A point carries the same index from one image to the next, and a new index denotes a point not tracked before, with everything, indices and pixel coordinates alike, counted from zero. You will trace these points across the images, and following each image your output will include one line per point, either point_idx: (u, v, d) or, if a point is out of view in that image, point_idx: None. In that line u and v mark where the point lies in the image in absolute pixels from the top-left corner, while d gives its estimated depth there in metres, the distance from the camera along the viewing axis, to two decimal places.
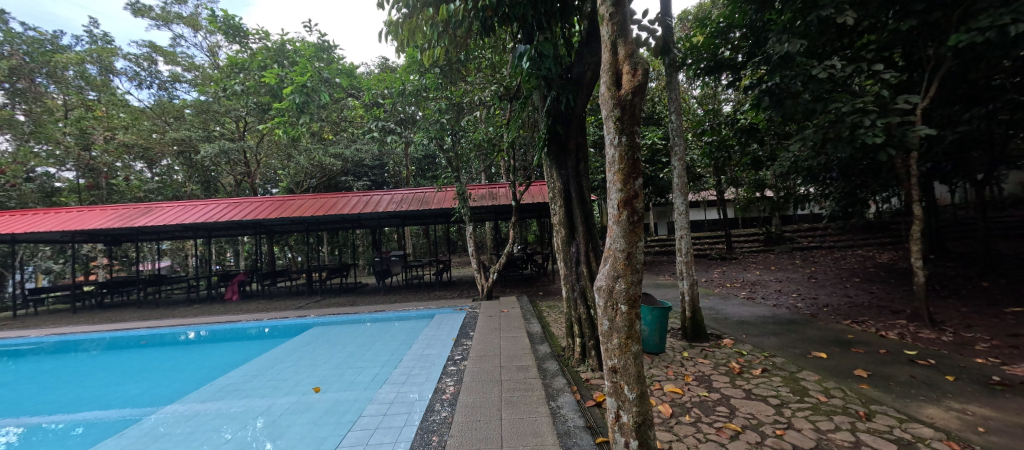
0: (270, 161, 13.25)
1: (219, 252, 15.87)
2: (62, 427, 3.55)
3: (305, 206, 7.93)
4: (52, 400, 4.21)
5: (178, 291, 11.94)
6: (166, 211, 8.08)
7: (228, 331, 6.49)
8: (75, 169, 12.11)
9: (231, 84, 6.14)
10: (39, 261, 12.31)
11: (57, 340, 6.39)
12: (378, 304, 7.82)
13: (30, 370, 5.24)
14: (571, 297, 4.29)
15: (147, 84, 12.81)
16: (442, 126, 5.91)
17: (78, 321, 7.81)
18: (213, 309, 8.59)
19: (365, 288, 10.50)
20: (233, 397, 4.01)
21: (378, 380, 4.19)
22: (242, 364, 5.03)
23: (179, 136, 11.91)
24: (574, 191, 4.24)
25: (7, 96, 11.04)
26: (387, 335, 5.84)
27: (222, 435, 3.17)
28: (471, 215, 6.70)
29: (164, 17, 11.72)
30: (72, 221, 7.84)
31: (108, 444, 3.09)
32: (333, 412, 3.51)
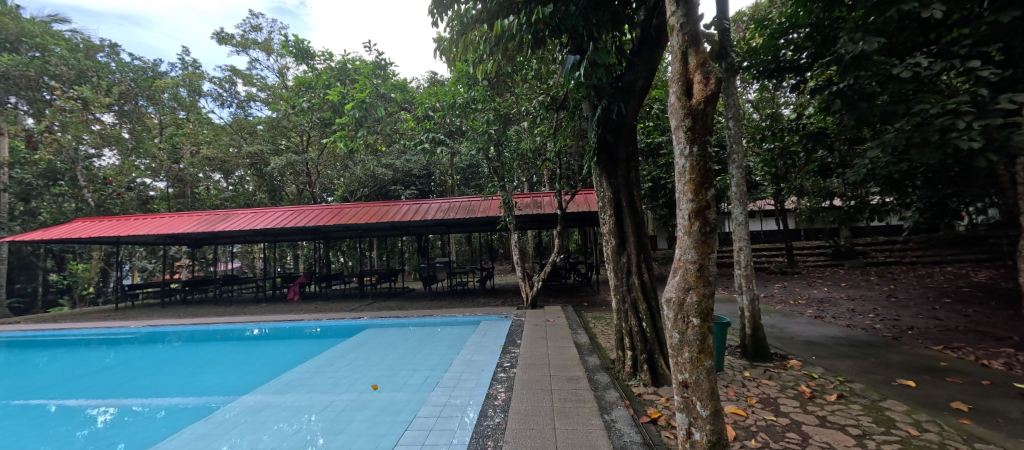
0: (326, 173, 14.07)
1: (281, 255, 17.21)
2: (155, 409, 3.99)
3: (359, 213, 8.36)
4: (147, 385, 4.72)
5: (249, 289, 13.04)
6: (239, 218, 8.86)
7: (290, 329, 6.96)
8: (165, 180, 13.57)
9: (299, 102, 6.61)
10: (136, 260, 14.07)
11: (149, 332, 7.15)
12: (425, 309, 8.03)
13: (128, 357, 5.92)
14: (621, 309, 4.19)
15: (228, 103, 14.27)
16: (489, 137, 6.08)
17: (165, 315, 8.74)
18: (278, 308, 9.26)
19: (412, 293, 10.80)
20: (297, 392, 4.28)
21: (429, 383, 4.31)
22: (304, 360, 5.40)
23: (253, 150, 13.14)
24: (625, 202, 4.18)
25: (116, 117, 12.48)
26: (435, 339, 6.02)
27: (289, 427, 3.39)
28: (516, 224, 6.74)
29: (243, 43, 13.04)
30: (164, 225, 8.84)
31: (194, 429, 3.44)
32: (388, 411, 3.66)
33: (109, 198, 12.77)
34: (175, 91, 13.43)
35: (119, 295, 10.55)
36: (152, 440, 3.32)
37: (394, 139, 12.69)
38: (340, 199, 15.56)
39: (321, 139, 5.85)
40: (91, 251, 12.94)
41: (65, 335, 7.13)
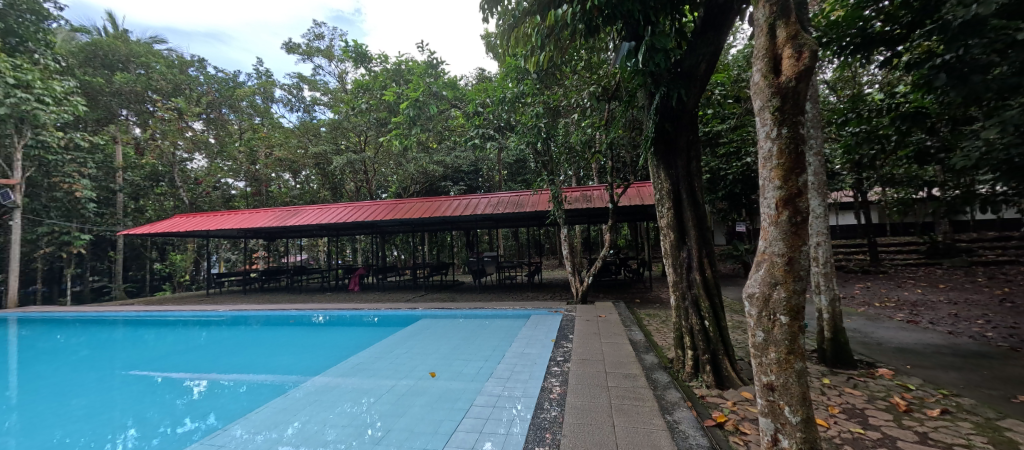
0: (381, 171, 14.85)
1: (341, 249, 18.49)
2: (243, 384, 4.49)
3: (413, 208, 8.73)
4: (235, 361, 5.33)
5: (315, 280, 14.16)
6: (307, 214, 9.62)
7: (352, 317, 7.48)
8: (244, 179, 15.07)
9: (359, 103, 6.99)
10: (222, 251, 15.86)
11: (233, 315, 8.05)
12: (475, 302, 8.24)
13: (219, 337, 6.71)
14: (680, 306, 4.01)
15: (296, 108, 15.54)
16: (538, 131, 6.08)
17: (246, 301, 9.77)
18: (341, 297, 9.97)
19: (462, 286, 11.13)
20: (360, 375, 4.61)
21: (483, 374, 4.42)
22: (365, 346, 5.78)
23: (318, 150, 14.23)
24: (684, 193, 3.98)
25: (205, 124, 14.31)
26: (486, 331, 6.17)
27: (353, 408, 3.67)
28: (566, 218, 6.68)
29: (309, 51, 14.10)
30: (244, 220, 9.85)
31: (275, 404, 3.85)
32: (446, 397, 3.82)
33: (200, 196, 14.51)
34: (251, 99, 14.86)
35: (209, 283, 11.95)
36: (242, 412, 3.77)
37: (444, 136, 13.09)
38: (394, 196, 16.36)
39: (380, 137, 6.18)
40: (186, 243, 14.77)
41: (168, 316, 8.24)
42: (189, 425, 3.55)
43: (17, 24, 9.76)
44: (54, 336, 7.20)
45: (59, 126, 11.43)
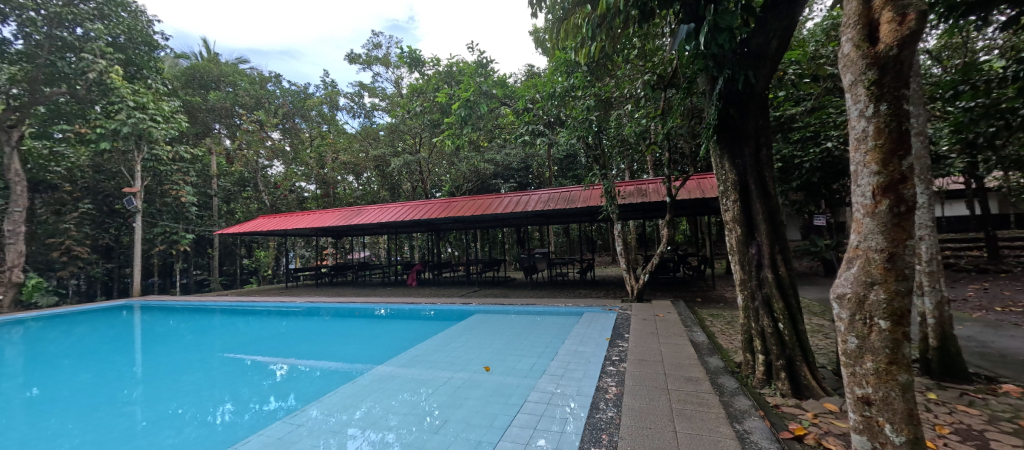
0: (435, 170, 15.45)
1: (399, 246, 19.63)
2: (320, 369, 4.98)
3: (466, 206, 9.00)
4: (309, 348, 5.93)
5: (377, 274, 15.19)
6: (369, 214, 10.32)
7: (411, 311, 7.94)
8: (314, 182, 16.52)
9: (414, 107, 7.33)
10: (298, 248, 17.59)
11: (308, 307, 8.94)
12: (527, 298, 8.33)
13: (298, 326, 7.50)
14: (748, 306, 3.72)
15: (358, 114, 16.68)
16: (589, 124, 5.97)
17: (318, 294, 10.76)
18: (400, 291, 10.62)
19: (513, 282, 11.30)
20: (417, 366, 4.89)
21: (536, 370, 4.47)
22: (422, 339, 6.11)
23: (378, 153, 15.17)
24: (752, 183, 3.67)
25: (281, 133, 15.61)
26: (537, 328, 6.21)
27: (411, 397, 3.93)
28: (619, 213, 6.50)
29: (368, 60, 15.03)
30: (315, 219, 10.85)
31: (345, 390, 4.23)
32: (501, 392, 3.92)
33: (278, 199, 16.21)
34: (319, 108, 16.20)
35: (287, 277, 13.33)
36: (317, 395, 4.20)
37: (493, 135, 13.29)
38: (446, 195, 16.96)
39: (435, 139, 6.42)
40: (268, 241, 16.57)
41: (255, 306, 9.36)
42: (274, 404, 4.04)
43: (134, 55, 11.45)
44: (170, 321, 8.53)
45: (168, 141, 13.28)
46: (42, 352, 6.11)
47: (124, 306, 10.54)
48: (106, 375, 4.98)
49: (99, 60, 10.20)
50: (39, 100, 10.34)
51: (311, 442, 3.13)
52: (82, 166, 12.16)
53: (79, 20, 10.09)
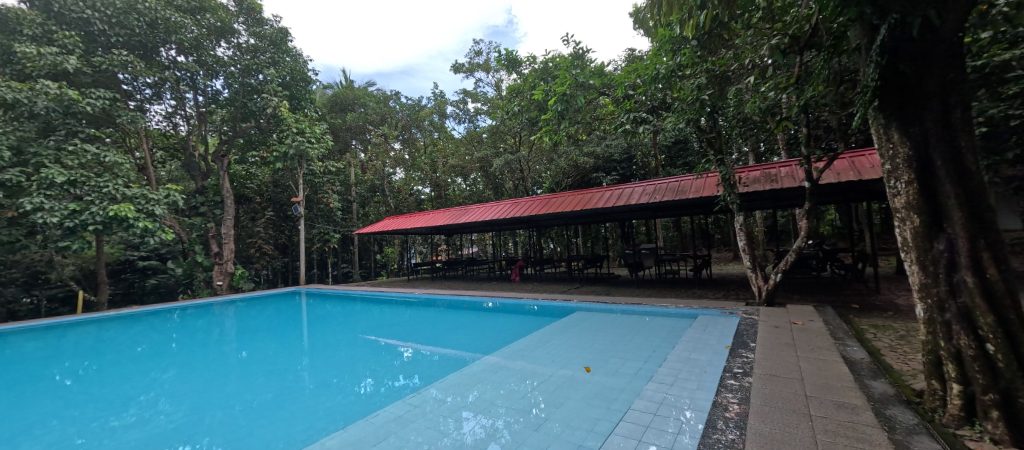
0: (534, 168, 15.75)
1: (504, 242, 20.65)
2: (434, 355, 5.48)
3: (564, 202, 8.96)
4: (429, 334, 6.62)
5: (483, 269, 16.18)
6: (474, 212, 11.12)
7: (514, 305, 8.26)
8: (429, 186, 18.29)
9: (513, 107, 7.63)
10: (418, 245, 19.94)
11: (425, 298, 10.06)
12: (632, 297, 7.89)
13: (418, 314, 8.47)
14: (936, 320, 2.64)
15: (462, 119, 18.26)
16: (701, 104, 5.37)
17: (435, 286, 12.05)
18: (505, 285, 11.21)
19: (618, 280, 10.84)
20: (522, 359, 5.00)
21: (642, 376, 4.13)
22: (526, 333, 6.26)
23: (481, 155, 16.00)
24: (936, 160, 2.53)
25: (404, 144, 17.94)
26: (645, 330, 5.78)
27: (516, 389, 4.02)
28: (740, 203, 5.68)
29: (470, 68, 16.28)
30: (430, 219, 12.17)
31: (455, 377, 4.55)
32: (602, 395, 3.72)
33: (401, 202, 18.56)
34: (430, 118, 18.02)
35: (410, 270, 15.25)
36: (432, 379, 4.60)
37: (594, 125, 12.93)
38: (546, 191, 17.13)
39: (534, 136, 6.50)
40: (394, 239, 19.14)
41: (385, 295, 10.93)
42: (398, 383, 4.57)
43: (297, 90, 14.40)
44: (325, 305, 10.55)
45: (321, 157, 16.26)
46: (249, 324, 8.17)
47: (294, 291, 13.35)
48: (284, 345, 6.36)
49: (272, 97, 13.14)
50: (239, 134, 13.87)
51: (429, 422, 3.44)
52: (265, 181, 15.82)
53: (260, 68, 13.00)
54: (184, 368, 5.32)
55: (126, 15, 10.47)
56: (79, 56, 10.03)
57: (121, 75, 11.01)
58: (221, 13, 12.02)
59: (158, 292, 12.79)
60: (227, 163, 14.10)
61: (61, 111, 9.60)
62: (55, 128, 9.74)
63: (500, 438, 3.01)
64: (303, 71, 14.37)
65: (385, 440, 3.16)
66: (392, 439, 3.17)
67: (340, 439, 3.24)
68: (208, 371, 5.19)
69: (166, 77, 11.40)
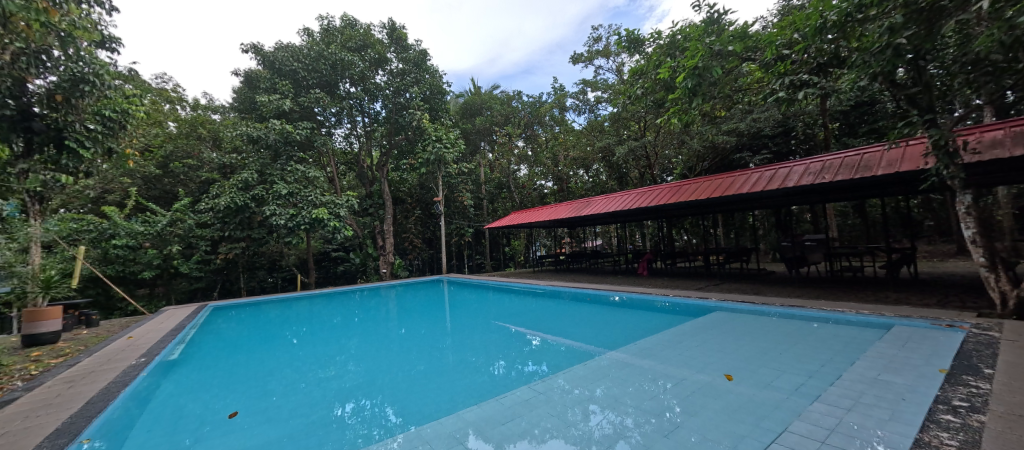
0: (664, 153, 14.33)
1: (630, 234, 19.63)
2: (557, 345, 5.58)
3: (699, 189, 8.14)
4: (556, 325, 6.75)
5: (606, 262, 15.97)
6: (598, 204, 11.05)
7: (642, 301, 7.88)
8: (552, 179, 18.36)
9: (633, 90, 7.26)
10: (541, 238, 20.65)
11: (550, 289, 10.45)
12: (791, 298, 6.63)
13: (545, 305, 8.83)
14: None
15: (583, 110, 17.90)
16: (895, 54, 4.23)
17: (558, 278, 12.40)
18: (631, 280, 10.83)
19: (773, 277, 9.20)
20: (652, 358, 4.66)
21: (807, 394, 3.38)
22: (656, 331, 5.83)
23: (602, 144, 14.90)
24: None
25: (527, 141, 18.65)
26: (813, 339, 4.74)
27: (647, 390, 3.75)
28: (966, 175, 4.21)
29: (590, 56, 15.79)
30: (553, 213, 12.62)
31: (579, 369, 4.53)
32: (749, 409, 3.17)
33: (526, 198, 19.20)
34: (551, 113, 18.09)
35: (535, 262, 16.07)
36: (557, 369, 4.67)
37: (742, 95, 11.03)
38: (679, 178, 15.41)
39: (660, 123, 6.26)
40: (519, 233, 20.06)
41: (513, 286, 11.74)
42: (527, 369, 4.76)
43: (438, 103, 16.21)
44: (463, 292, 11.93)
45: (456, 161, 17.81)
46: (406, 305, 9.79)
47: (438, 279, 15.31)
48: (429, 325, 7.34)
49: (417, 112, 15.10)
50: (395, 146, 16.21)
51: (555, 410, 3.49)
52: (413, 185, 17.66)
53: (407, 87, 15.06)
54: (363, 338, 6.66)
55: (318, 61, 13.96)
56: (291, 98, 13.84)
57: (316, 109, 14.45)
58: (377, 47, 14.58)
59: (344, 277, 16.23)
60: (387, 171, 16.63)
61: (283, 141, 13.12)
62: (280, 154, 13.22)
63: (631, 437, 2.86)
64: (440, 84, 16.01)
65: (513, 420, 3.35)
66: (520, 420, 3.34)
67: (476, 413, 3.56)
68: (376, 341, 6.36)
69: (343, 105, 14.38)
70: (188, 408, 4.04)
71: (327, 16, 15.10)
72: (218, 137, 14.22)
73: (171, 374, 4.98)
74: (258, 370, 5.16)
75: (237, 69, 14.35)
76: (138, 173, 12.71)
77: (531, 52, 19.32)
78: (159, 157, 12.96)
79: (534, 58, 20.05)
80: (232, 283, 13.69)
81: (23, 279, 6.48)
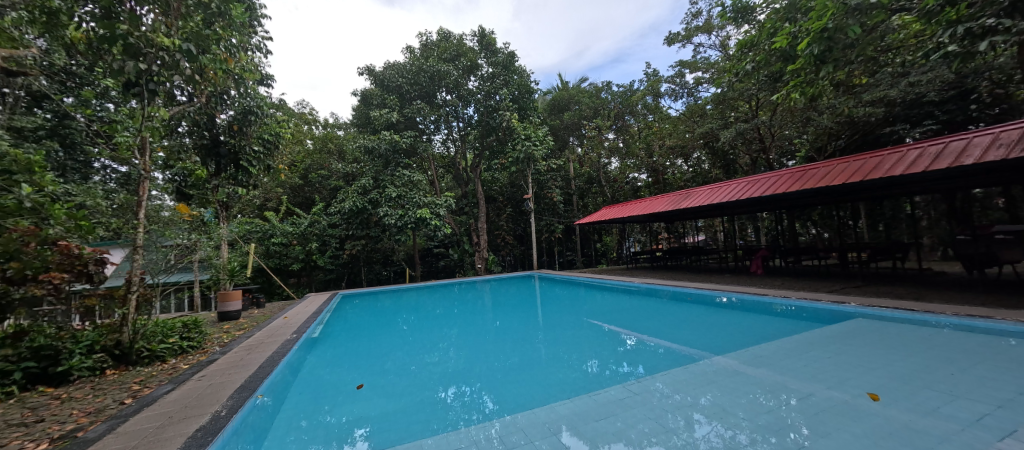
0: (784, 133, 12.46)
1: (741, 228, 17.38)
2: (653, 346, 5.31)
3: (829, 174, 7.09)
4: (655, 325, 6.42)
5: (711, 260, 14.63)
6: (701, 195, 10.36)
7: (756, 303, 7.09)
8: (645, 171, 17.21)
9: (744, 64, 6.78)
10: (635, 233, 19.63)
11: (646, 287, 10.06)
12: (969, 307, 5.27)
13: (642, 304, 8.50)
14: None
15: (680, 95, 15.08)
16: None
17: (654, 275, 11.83)
18: (741, 279, 9.80)
19: (940, 280, 7.43)
20: (771, 367, 4.09)
21: (993, 426, 2.60)
22: (776, 338, 5.12)
23: (704, 130, 13.52)
24: None
25: (617, 133, 17.84)
26: (1011, 360, 3.63)
27: (766, 401, 3.29)
28: None
29: (687, 34, 13.66)
30: (648, 206, 12.13)
31: (680, 372, 4.22)
32: (900, 436, 2.57)
33: (617, 192, 18.21)
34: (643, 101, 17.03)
35: (629, 259, 15.79)
36: (654, 370, 4.42)
37: (883, 59, 9.29)
38: (803, 161, 13.27)
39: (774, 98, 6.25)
40: (611, 228, 19.33)
41: (605, 282, 11.56)
42: (622, 369, 4.59)
43: (526, 102, 16.59)
44: (555, 287, 12.13)
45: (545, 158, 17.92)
46: (500, 299, 10.34)
47: (530, 275, 15.65)
48: (520, 320, 7.58)
49: (508, 112, 15.85)
50: (487, 148, 17.17)
51: (654, 413, 3.27)
52: (505, 183, 18.37)
53: (496, 90, 15.91)
54: (462, 328, 7.18)
55: (418, 74, 15.56)
56: (398, 111, 15.60)
57: (417, 118, 15.94)
58: (469, 56, 15.67)
59: (444, 271, 17.59)
60: (480, 172, 17.79)
61: (392, 150, 14.75)
62: (389, 161, 14.91)
63: None
64: (527, 84, 16.53)
65: (609, 418, 3.25)
66: (616, 419, 3.22)
67: (569, 407, 3.54)
68: (472, 332, 6.80)
69: (440, 113, 15.95)
70: (322, 378, 4.83)
71: (426, 32, 16.56)
72: (342, 150, 16.72)
73: (313, 349, 6.02)
74: (375, 351, 5.93)
75: (355, 89, 16.64)
76: (286, 183, 15.60)
77: (620, 39, 18.30)
78: (301, 169, 16.14)
79: (623, 44, 18.95)
80: (356, 274, 15.92)
81: (217, 268, 8.45)
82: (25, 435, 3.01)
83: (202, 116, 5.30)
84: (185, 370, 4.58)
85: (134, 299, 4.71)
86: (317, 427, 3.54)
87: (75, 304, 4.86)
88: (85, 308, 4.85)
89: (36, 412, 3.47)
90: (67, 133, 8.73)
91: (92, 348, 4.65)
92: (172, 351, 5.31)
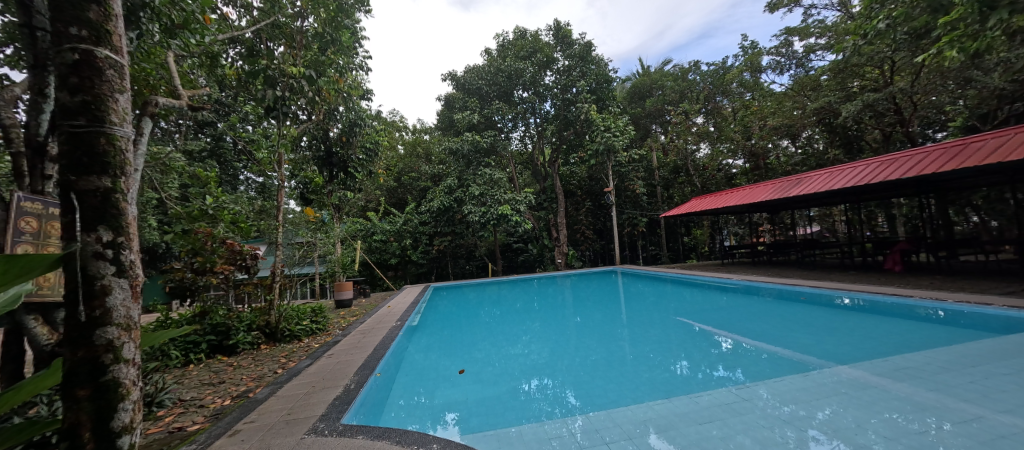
0: (930, 99, 10.18)
1: (870, 217, 14.65)
2: (759, 350, 4.82)
3: (1001, 148, 5.72)
4: (759, 327, 5.83)
5: (829, 255, 12.64)
6: (814, 180, 9.08)
7: (893, 306, 6.02)
8: (742, 157, 15.41)
9: (876, 23, 5.94)
10: (730, 226, 17.78)
11: (746, 285, 9.17)
12: None
13: (740, 303, 7.79)
14: None
15: (787, 68, 13.38)
16: None
17: (754, 273, 10.70)
18: (871, 277, 8.38)
19: None
20: (915, 383, 3.44)
21: None
22: (923, 349, 4.27)
23: (818, 105, 11.71)
24: None
25: (707, 116, 16.37)
26: None
27: (908, 422, 2.79)
28: None
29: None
30: (746, 196, 10.99)
31: (795, 381, 3.78)
32: None
33: (708, 180, 16.49)
34: (738, 78, 15.31)
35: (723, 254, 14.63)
36: (763, 376, 4.02)
37: None
38: (959, 133, 10.77)
39: (918, 59, 5.49)
40: (701, 220, 17.75)
41: (695, 279, 10.82)
42: (722, 372, 4.26)
43: (603, 92, 16.22)
44: (639, 283, 11.68)
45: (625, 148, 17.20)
46: (581, 294, 10.31)
47: (611, 271, 15.23)
48: (604, 316, 7.47)
49: (586, 104, 15.61)
50: (564, 141, 17.13)
51: (763, 423, 2.98)
52: (583, 177, 18.07)
53: (575, 82, 15.73)
54: (544, 322, 7.33)
55: (496, 75, 16.10)
56: (478, 112, 16.32)
57: (496, 118, 16.49)
58: (545, 51, 15.71)
59: (524, 265, 17.83)
60: (558, 167, 17.84)
61: (473, 150, 15.55)
62: (472, 161, 15.72)
63: None
64: (605, 73, 16.02)
65: (709, 423, 3.04)
66: (717, 425, 3.00)
67: (664, 407, 3.41)
68: (555, 327, 6.88)
69: (517, 111, 16.22)
70: (420, 362, 5.35)
71: (503, 32, 16.93)
72: (428, 153, 18.13)
73: (413, 335, 6.70)
74: (465, 341, 6.36)
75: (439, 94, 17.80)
76: (383, 186, 17.33)
77: None
78: (395, 173, 17.79)
79: None
80: (443, 268, 17.00)
81: (332, 262, 9.76)
82: (214, 392, 3.88)
83: (320, 131, 6.21)
84: (318, 348, 5.48)
85: (278, 286, 5.70)
86: (416, 407, 3.93)
87: (238, 290, 6.04)
88: (245, 293, 6.01)
89: (219, 375, 4.44)
90: (222, 152, 10.82)
91: (251, 326, 5.77)
92: (305, 331, 6.31)
